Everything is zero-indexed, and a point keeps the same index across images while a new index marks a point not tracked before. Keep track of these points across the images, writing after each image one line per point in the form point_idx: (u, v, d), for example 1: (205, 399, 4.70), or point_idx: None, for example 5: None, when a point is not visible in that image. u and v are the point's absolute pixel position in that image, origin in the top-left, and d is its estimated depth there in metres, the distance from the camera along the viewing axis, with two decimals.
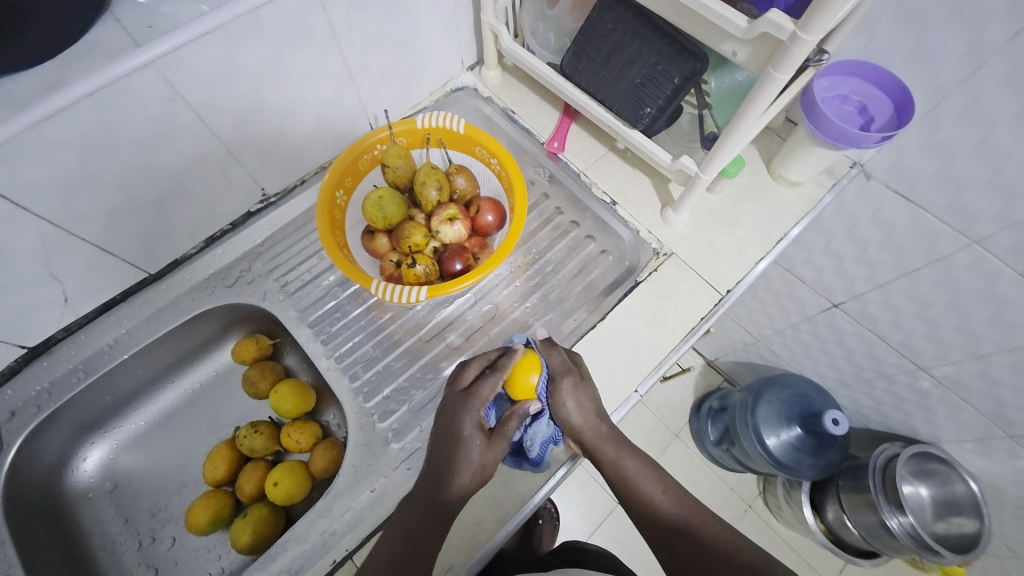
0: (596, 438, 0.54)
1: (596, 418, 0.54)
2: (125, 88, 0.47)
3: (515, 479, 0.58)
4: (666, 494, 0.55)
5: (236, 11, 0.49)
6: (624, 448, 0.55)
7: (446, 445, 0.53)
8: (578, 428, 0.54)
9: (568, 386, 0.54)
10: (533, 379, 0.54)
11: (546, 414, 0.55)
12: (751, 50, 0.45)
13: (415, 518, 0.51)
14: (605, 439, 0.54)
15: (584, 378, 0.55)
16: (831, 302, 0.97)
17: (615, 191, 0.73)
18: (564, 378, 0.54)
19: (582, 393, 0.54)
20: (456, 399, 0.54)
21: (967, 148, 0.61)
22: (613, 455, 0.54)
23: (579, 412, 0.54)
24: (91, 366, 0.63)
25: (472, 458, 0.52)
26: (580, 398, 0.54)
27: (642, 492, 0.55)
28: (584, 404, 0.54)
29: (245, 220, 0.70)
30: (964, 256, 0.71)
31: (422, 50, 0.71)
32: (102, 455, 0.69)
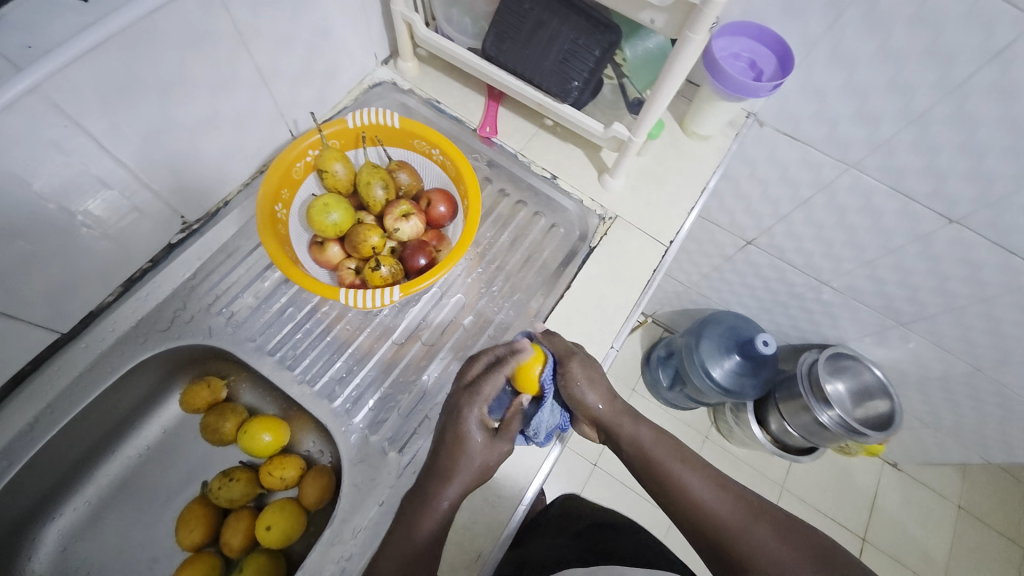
0: (613, 413, 0.60)
1: (611, 396, 0.60)
2: (7, 118, 0.40)
3: (523, 454, 0.60)
4: (685, 464, 0.59)
5: (132, 17, 0.44)
6: (637, 419, 0.61)
7: (451, 441, 0.54)
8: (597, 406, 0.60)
9: (576, 364, 0.58)
10: (536, 369, 0.56)
11: (547, 402, 0.57)
12: (668, 16, 0.49)
13: (440, 519, 0.51)
14: (621, 413, 0.61)
15: (592, 358, 0.60)
16: (746, 240, 1.10)
17: (553, 166, 0.76)
18: (571, 361, 0.58)
19: (596, 371, 0.59)
20: (457, 392, 0.57)
21: (837, 86, 0.73)
22: (630, 426, 0.61)
23: (593, 392, 0.58)
24: (13, 453, 0.54)
25: (476, 456, 0.54)
26: (596, 378, 0.59)
27: (663, 463, 0.59)
28: (599, 382, 0.59)
29: (167, 254, 0.63)
30: (845, 180, 0.84)
31: (335, 47, 0.68)
32: (45, 551, 0.60)
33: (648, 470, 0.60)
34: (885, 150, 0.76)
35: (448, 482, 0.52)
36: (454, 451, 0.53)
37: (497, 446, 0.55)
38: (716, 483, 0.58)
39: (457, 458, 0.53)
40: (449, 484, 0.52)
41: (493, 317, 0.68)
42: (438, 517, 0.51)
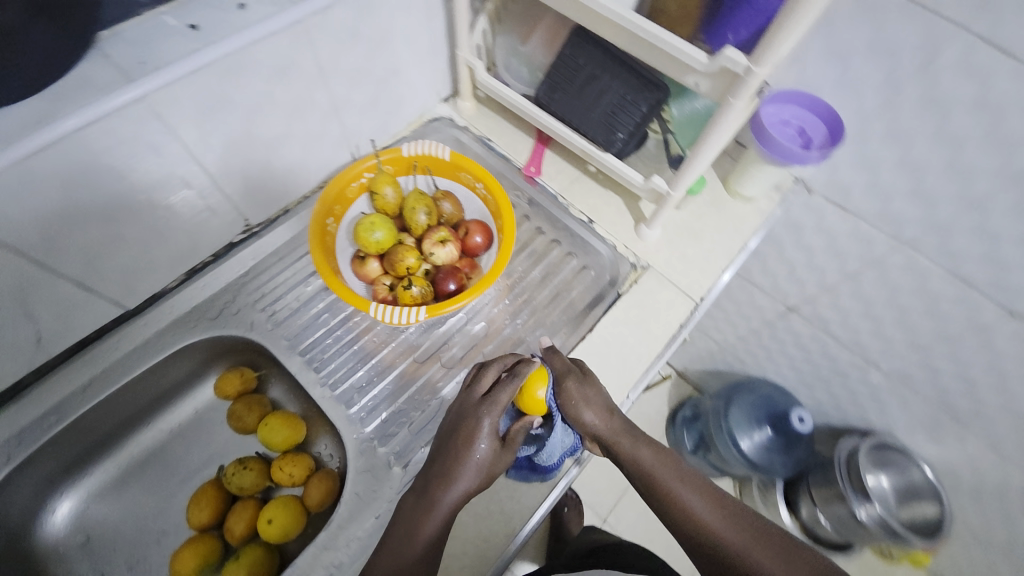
0: (610, 431, 0.56)
1: (607, 413, 0.56)
2: (116, 122, 0.47)
3: (523, 491, 0.60)
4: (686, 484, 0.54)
5: (229, 48, 0.51)
6: (637, 439, 0.56)
7: (457, 443, 0.53)
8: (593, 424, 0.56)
9: (572, 384, 0.57)
10: (540, 391, 0.57)
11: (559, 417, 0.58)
12: (712, 82, 0.51)
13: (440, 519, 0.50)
14: (619, 433, 0.56)
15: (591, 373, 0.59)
16: (787, 306, 1.06)
17: (591, 211, 0.78)
18: (567, 381, 0.57)
19: (591, 387, 0.57)
20: (466, 396, 0.56)
21: (892, 162, 0.71)
22: (628, 446, 0.56)
23: (588, 409, 0.56)
24: (64, 410, 0.60)
25: (485, 460, 0.53)
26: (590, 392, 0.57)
27: (667, 486, 0.54)
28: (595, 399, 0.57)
29: (227, 251, 0.70)
30: (898, 257, 0.81)
31: (402, 83, 0.75)
32: (72, 507, 0.64)
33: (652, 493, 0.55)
34: (943, 232, 0.73)
35: (455, 483, 0.51)
36: (462, 454, 0.52)
37: (504, 455, 0.55)
38: (724, 512, 0.52)
39: (464, 459, 0.52)
40: (454, 482, 0.51)
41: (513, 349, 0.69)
42: (439, 517, 0.50)
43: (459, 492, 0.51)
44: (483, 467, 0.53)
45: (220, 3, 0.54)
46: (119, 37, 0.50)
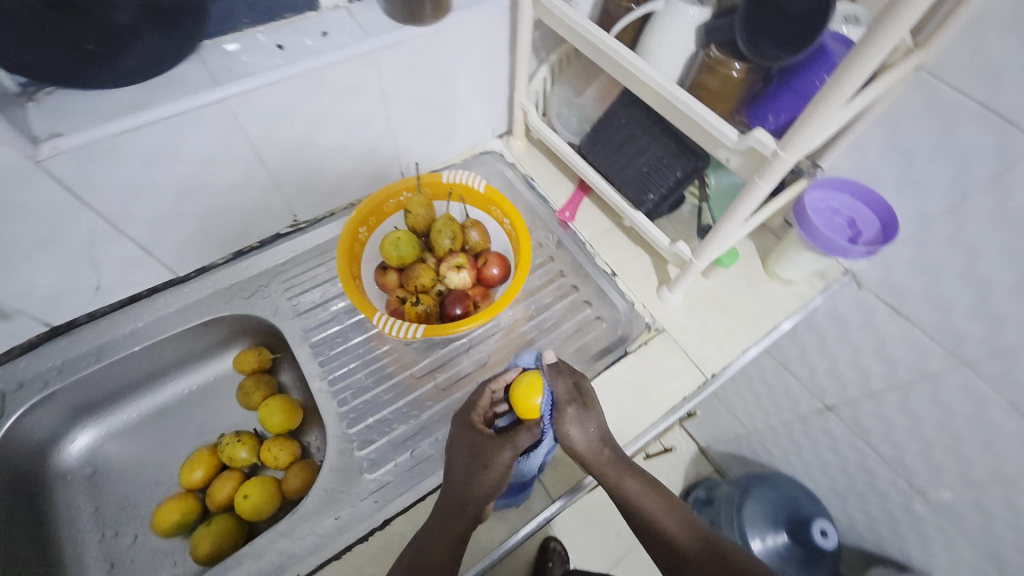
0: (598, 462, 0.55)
1: (599, 444, 0.55)
2: (196, 118, 0.55)
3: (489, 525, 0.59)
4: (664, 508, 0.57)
5: (304, 68, 0.58)
6: (625, 472, 0.56)
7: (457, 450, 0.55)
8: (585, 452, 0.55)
9: (571, 413, 0.55)
10: (535, 400, 0.55)
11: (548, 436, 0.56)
12: (742, 158, 0.50)
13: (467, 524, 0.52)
14: (610, 464, 0.55)
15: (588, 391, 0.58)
16: (824, 404, 0.97)
17: (615, 263, 0.78)
18: (566, 407, 0.55)
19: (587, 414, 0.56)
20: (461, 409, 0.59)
21: (954, 271, 0.65)
22: (615, 477, 0.55)
23: (582, 437, 0.55)
24: (103, 352, 0.68)
25: (481, 457, 0.53)
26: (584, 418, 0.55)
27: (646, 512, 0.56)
28: (591, 428, 0.55)
29: (273, 240, 0.77)
30: (953, 376, 0.72)
31: (459, 116, 0.80)
32: (90, 440, 0.72)
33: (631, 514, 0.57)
34: (1008, 359, 0.65)
35: (462, 491, 0.53)
36: (461, 461, 0.54)
37: (502, 449, 0.53)
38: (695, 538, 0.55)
39: (462, 466, 0.54)
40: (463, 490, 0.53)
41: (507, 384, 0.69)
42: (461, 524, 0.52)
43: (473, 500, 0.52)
44: (482, 463, 0.53)
45: (306, 30, 0.61)
46: (218, 47, 0.58)
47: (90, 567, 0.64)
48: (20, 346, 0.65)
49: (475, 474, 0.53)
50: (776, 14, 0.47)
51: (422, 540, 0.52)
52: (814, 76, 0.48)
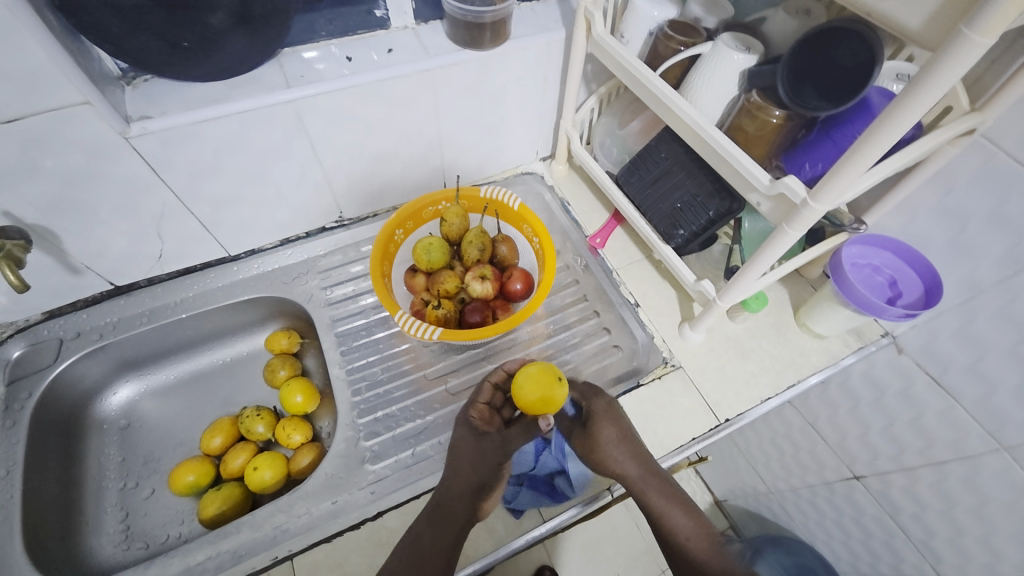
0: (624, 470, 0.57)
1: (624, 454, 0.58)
2: (266, 114, 0.61)
3: (496, 517, 0.59)
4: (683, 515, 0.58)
5: (366, 80, 0.63)
6: (653, 485, 0.57)
7: (455, 448, 0.58)
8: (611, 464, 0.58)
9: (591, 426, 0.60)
10: (542, 392, 0.55)
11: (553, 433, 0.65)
12: (773, 204, 0.49)
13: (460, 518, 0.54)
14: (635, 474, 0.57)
15: (611, 406, 0.61)
16: (851, 473, 0.90)
17: (640, 294, 0.78)
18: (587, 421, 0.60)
19: (608, 427, 0.59)
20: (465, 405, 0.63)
21: (1001, 348, 0.61)
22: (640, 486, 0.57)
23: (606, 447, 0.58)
24: (155, 315, 0.74)
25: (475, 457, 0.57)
26: (605, 429, 0.59)
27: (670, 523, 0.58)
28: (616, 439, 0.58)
29: (318, 232, 0.82)
30: (993, 462, 0.67)
31: (506, 136, 0.84)
32: (129, 394, 0.78)
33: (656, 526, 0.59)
34: None
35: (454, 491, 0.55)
36: (457, 459, 0.57)
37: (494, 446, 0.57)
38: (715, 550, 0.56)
39: (458, 463, 0.57)
40: (460, 487, 0.55)
41: None
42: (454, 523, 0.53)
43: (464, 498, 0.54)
44: (474, 463, 0.56)
45: (374, 45, 0.67)
46: (295, 54, 0.65)
47: (107, 512, 0.69)
48: (86, 299, 0.72)
49: (470, 470, 0.56)
50: (824, 66, 0.47)
51: (414, 538, 0.53)
52: (856, 129, 0.47)
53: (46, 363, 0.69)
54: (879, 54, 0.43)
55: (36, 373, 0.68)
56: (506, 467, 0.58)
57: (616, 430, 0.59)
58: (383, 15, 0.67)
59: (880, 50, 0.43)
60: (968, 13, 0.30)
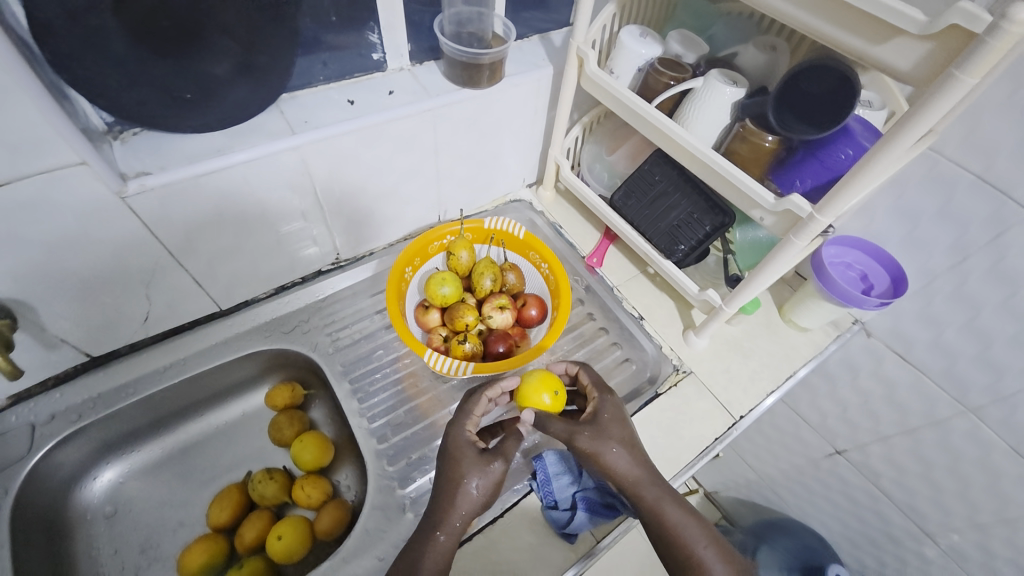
0: (630, 479, 0.56)
1: (627, 462, 0.56)
2: (271, 161, 0.59)
3: (550, 546, 0.60)
4: (692, 527, 0.55)
5: (371, 122, 0.63)
6: (663, 495, 0.55)
7: (444, 468, 0.55)
8: (621, 468, 0.56)
9: (586, 437, 0.57)
10: (543, 399, 0.60)
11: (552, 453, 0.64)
12: (776, 218, 0.55)
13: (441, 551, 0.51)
14: (639, 483, 0.56)
15: (616, 407, 0.61)
16: (834, 449, 1.00)
17: (643, 308, 0.82)
18: (578, 436, 0.57)
19: (617, 429, 0.58)
20: (454, 417, 0.60)
21: (957, 324, 0.71)
22: (645, 493, 0.55)
23: (609, 457, 0.56)
24: (140, 385, 0.68)
25: (469, 471, 0.54)
26: (614, 431, 0.58)
27: (679, 537, 0.54)
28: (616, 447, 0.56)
29: (315, 276, 0.79)
30: (961, 423, 0.77)
31: (497, 167, 0.86)
32: (112, 477, 0.70)
33: (665, 541, 0.55)
34: (1010, 405, 0.70)
35: (449, 508, 0.53)
36: (451, 471, 0.55)
37: (494, 461, 0.55)
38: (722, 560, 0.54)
39: (455, 477, 0.54)
40: (459, 506, 0.53)
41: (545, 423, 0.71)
42: (436, 556, 0.51)
43: (453, 526, 0.52)
44: (473, 477, 0.54)
45: (374, 87, 0.67)
46: (293, 100, 0.63)
47: None
48: (57, 376, 0.65)
49: (459, 493, 0.53)
50: (798, 97, 0.54)
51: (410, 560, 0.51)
52: (838, 149, 0.54)
53: (19, 455, 0.61)
54: (851, 82, 0.50)
55: (9, 467, 0.60)
56: (496, 486, 0.55)
57: (623, 432, 0.58)
58: (380, 58, 0.67)
59: (848, 66, 0.50)
60: (958, 56, 0.36)
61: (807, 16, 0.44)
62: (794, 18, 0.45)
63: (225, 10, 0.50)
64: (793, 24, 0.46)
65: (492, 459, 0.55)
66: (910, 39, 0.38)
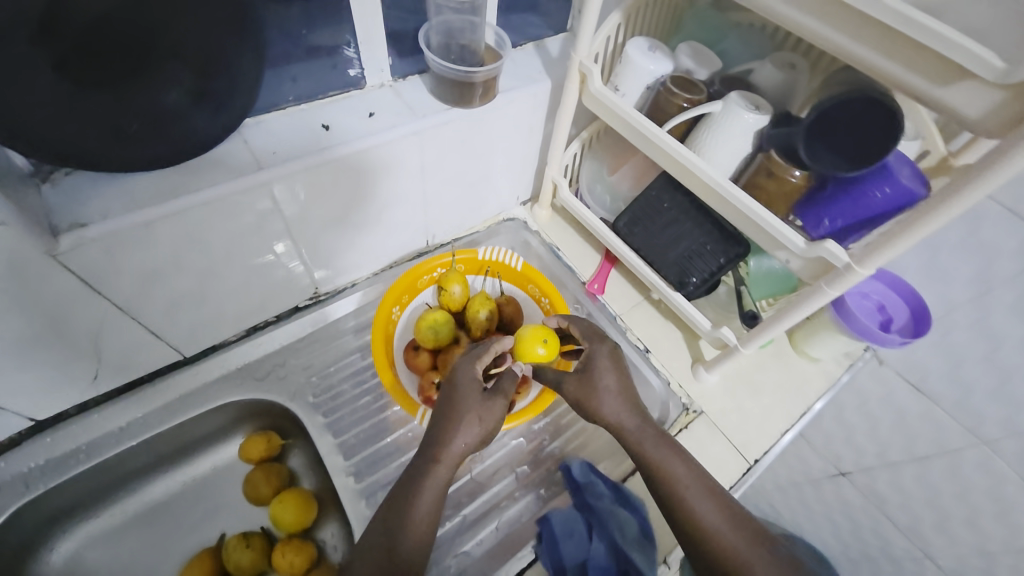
0: (617, 418, 0.57)
1: (616, 400, 0.57)
2: (236, 201, 0.51)
3: None
4: (681, 464, 0.54)
5: (350, 150, 0.56)
6: (648, 435, 0.56)
7: (445, 405, 0.55)
8: (610, 414, 0.57)
9: (574, 380, 0.59)
10: (534, 348, 0.60)
11: (552, 516, 0.60)
12: (805, 264, 0.50)
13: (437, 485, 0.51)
14: (626, 422, 0.56)
15: (615, 352, 0.61)
16: (838, 470, 0.96)
17: (648, 339, 0.77)
18: (568, 378, 0.60)
19: (609, 375, 0.58)
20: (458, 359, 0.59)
21: (975, 356, 0.69)
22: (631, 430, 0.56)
23: (598, 396, 0.57)
24: (95, 449, 0.60)
25: (472, 407, 0.54)
26: (606, 378, 0.58)
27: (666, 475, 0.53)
28: (605, 387, 0.58)
29: (290, 313, 0.72)
30: (973, 454, 0.76)
31: (490, 187, 0.79)
32: (68, 550, 0.63)
33: (657, 486, 0.54)
34: None
35: (448, 440, 0.52)
36: (450, 409, 0.54)
37: (494, 399, 0.55)
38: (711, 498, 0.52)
39: (452, 415, 0.54)
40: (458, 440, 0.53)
41: (548, 471, 0.66)
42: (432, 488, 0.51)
43: (451, 459, 0.52)
44: (473, 413, 0.54)
45: (352, 109, 0.59)
46: (257, 126, 0.55)
47: None
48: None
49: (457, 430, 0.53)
50: (830, 127, 0.49)
51: (406, 492, 0.51)
52: (872, 187, 0.48)
53: None
54: (886, 108, 0.46)
55: None
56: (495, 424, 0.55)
57: (616, 377, 0.58)
58: (357, 74, 0.59)
59: (895, 102, 0.45)
60: None
61: (861, 48, 0.40)
62: (844, 50, 0.41)
63: (170, 30, 0.42)
64: (840, 54, 0.42)
65: (494, 396, 0.56)
66: (983, 84, 0.34)
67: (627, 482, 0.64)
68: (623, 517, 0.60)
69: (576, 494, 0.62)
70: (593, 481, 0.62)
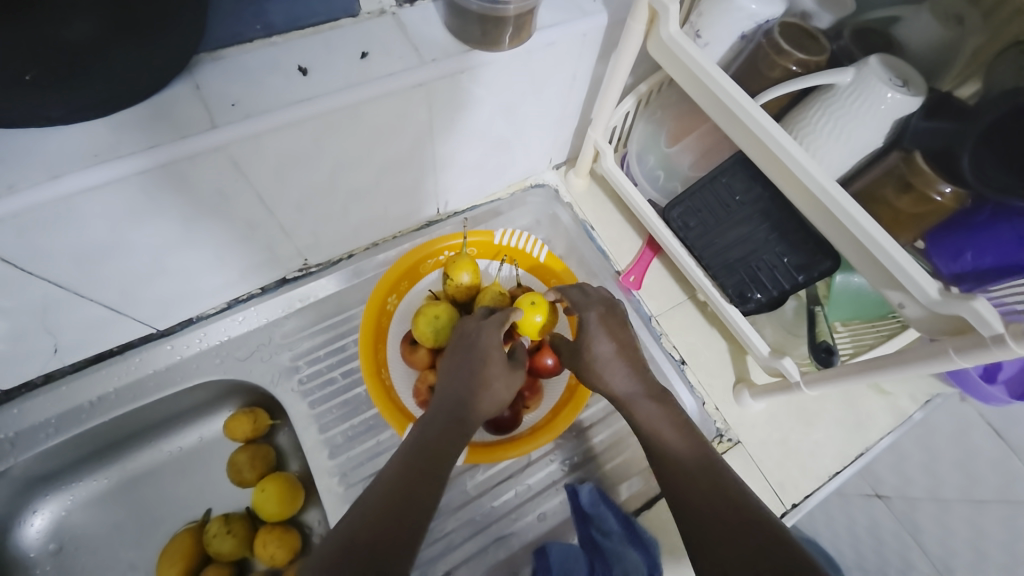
0: (614, 387, 0.49)
1: (613, 366, 0.49)
2: (185, 169, 0.40)
3: None
4: (688, 440, 0.45)
5: (333, 104, 0.43)
6: (652, 409, 0.47)
7: (454, 365, 0.48)
8: (606, 385, 0.49)
9: (568, 346, 0.52)
10: (536, 318, 0.53)
11: (552, 546, 0.54)
12: (929, 317, 0.37)
13: (436, 445, 0.43)
14: (622, 389, 0.48)
15: (610, 314, 0.52)
16: (873, 491, 0.81)
17: (686, 349, 0.65)
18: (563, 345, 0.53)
19: (602, 339, 0.50)
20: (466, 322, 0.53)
21: None
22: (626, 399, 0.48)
23: (593, 362, 0.50)
24: (65, 423, 0.56)
25: (497, 373, 0.47)
26: (598, 343, 0.50)
27: (671, 452, 0.45)
28: (600, 352, 0.49)
29: (277, 285, 0.63)
30: None
31: (516, 148, 0.65)
32: (51, 515, 0.61)
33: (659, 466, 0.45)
34: None
35: (461, 400, 0.46)
36: (471, 372, 0.47)
37: (517, 372, 0.49)
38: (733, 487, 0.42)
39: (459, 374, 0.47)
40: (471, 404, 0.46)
41: (552, 492, 0.60)
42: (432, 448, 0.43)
43: (447, 419, 0.45)
44: (497, 380, 0.47)
45: (340, 46, 0.45)
46: (215, 65, 0.42)
47: None
48: None
49: (456, 392, 0.46)
50: (1007, 134, 0.35)
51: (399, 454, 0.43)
52: None
53: None
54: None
55: None
56: (504, 389, 0.48)
57: (613, 341, 0.50)
58: None
59: None
60: None
61: None
62: None
63: None
64: None
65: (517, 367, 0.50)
66: None
67: (640, 516, 0.58)
68: (631, 559, 0.52)
69: (583, 522, 0.56)
70: (602, 513, 0.55)
